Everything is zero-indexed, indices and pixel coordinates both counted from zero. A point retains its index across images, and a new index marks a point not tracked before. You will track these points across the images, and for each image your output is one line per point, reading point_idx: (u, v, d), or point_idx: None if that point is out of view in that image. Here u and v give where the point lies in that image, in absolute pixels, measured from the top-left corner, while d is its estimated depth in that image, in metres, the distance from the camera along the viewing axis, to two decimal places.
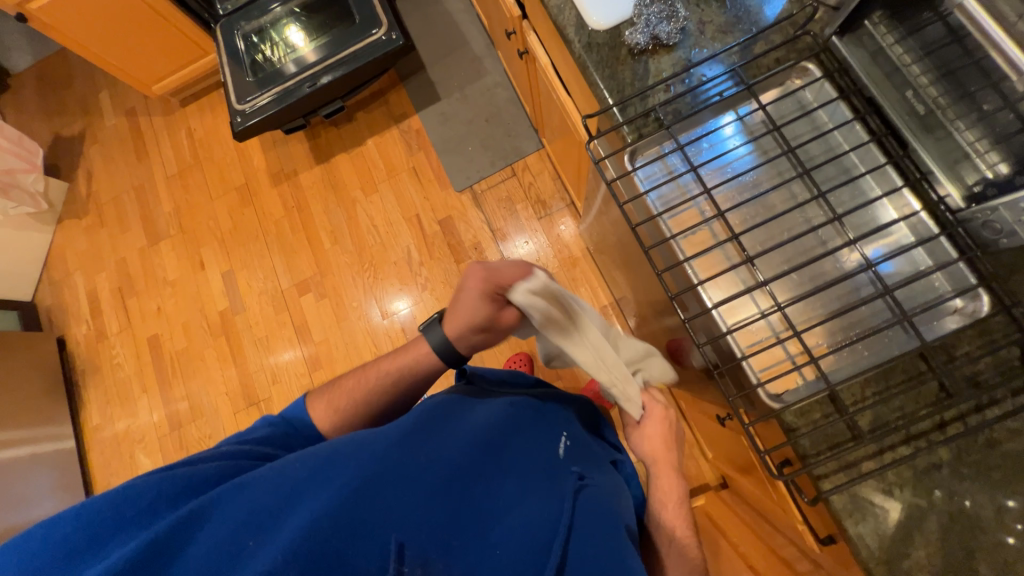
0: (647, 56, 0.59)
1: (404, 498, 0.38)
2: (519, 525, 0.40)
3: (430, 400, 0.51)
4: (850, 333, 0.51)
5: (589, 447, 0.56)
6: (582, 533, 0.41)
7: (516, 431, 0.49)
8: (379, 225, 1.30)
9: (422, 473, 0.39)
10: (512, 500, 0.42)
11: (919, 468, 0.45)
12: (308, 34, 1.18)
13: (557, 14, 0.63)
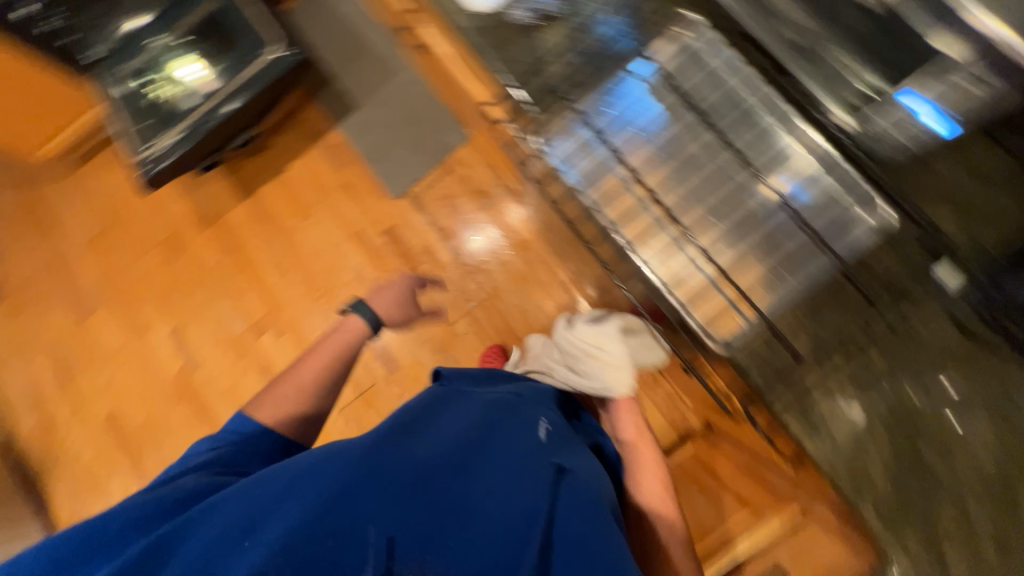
0: (537, 31, 0.70)
1: (385, 493, 0.38)
2: (501, 527, 0.40)
3: (400, 405, 0.52)
4: (775, 265, 0.63)
5: (566, 432, 0.60)
6: (564, 518, 0.44)
7: (493, 429, 0.51)
8: (323, 250, 1.37)
9: (399, 469, 0.40)
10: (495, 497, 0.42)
11: (858, 376, 0.60)
12: (202, 64, 1.19)
13: (443, 4, 0.70)
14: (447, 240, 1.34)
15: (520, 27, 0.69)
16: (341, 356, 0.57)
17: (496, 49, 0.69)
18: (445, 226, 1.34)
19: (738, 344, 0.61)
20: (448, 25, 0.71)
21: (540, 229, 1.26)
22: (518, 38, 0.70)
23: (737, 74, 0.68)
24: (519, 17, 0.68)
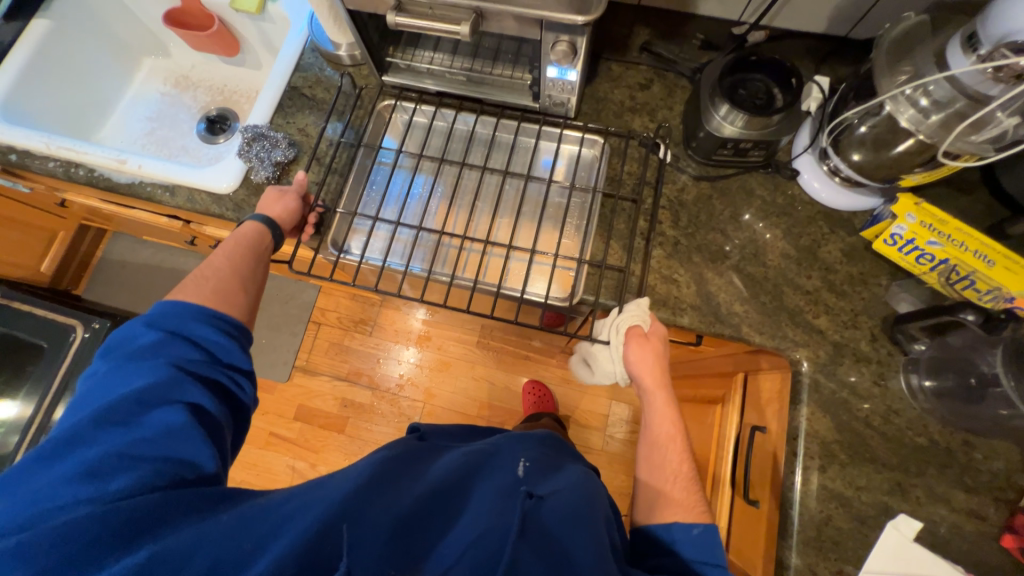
0: (284, 177, 0.77)
1: (365, 530, 0.40)
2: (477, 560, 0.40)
3: (394, 449, 0.54)
4: (567, 220, 0.79)
5: (550, 456, 0.57)
6: (539, 533, 0.43)
7: (480, 468, 0.51)
8: (246, 477, 1.26)
9: (378, 514, 0.42)
10: (473, 531, 0.42)
11: (674, 248, 0.71)
12: (16, 396, 1.05)
13: (198, 206, 0.77)
14: (357, 382, 1.33)
15: (271, 182, 0.76)
16: (241, 257, 0.61)
17: None
18: (348, 372, 1.34)
19: (586, 291, 0.70)
20: (218, 218, 0.78)
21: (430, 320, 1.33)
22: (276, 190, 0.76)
23: (450, 118, 0.83)
24: (263, 177, 0.76)
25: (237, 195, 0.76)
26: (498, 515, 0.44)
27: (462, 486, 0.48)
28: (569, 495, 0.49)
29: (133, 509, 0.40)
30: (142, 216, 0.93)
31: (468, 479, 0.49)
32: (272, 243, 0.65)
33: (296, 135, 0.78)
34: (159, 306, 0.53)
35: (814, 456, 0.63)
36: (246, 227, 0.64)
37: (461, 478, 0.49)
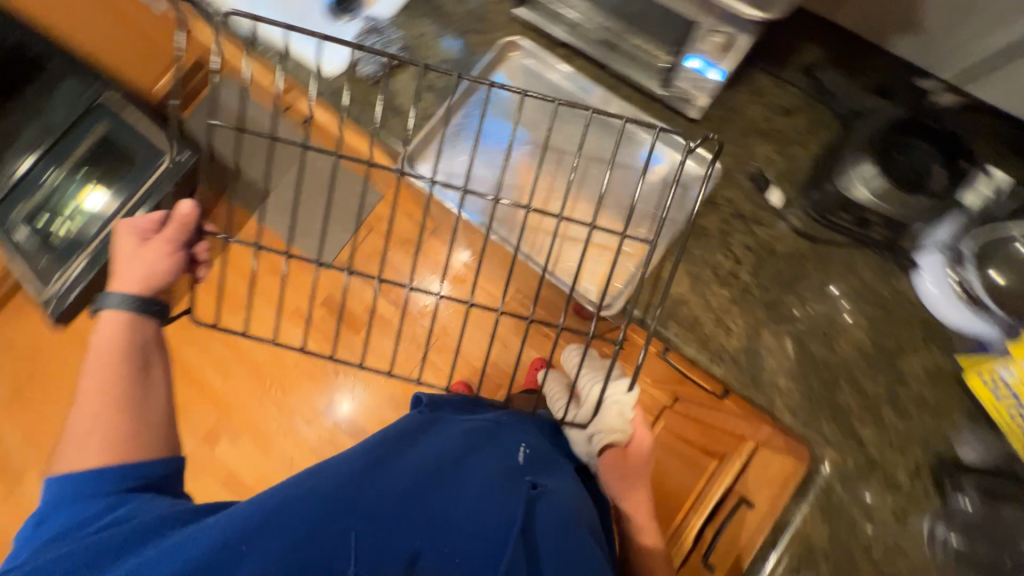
0: (386, 78, 0.76)
1: (363, 520, 0.41)
2: (479, 553, 0.43)
3: (387, 427, 0.56)
4: (642, 227, 0.75)
5: (544, 451, 0.61)
6: (539, 532, 0.46)
7: (474, 451, 0.54)
8: None
9: (376, 502, 0.43)
10: (472, 521, 0.45)
11: (741, 295, 0.66)
12: None
13: (299, 76, 0.78)
14: (386, 295, 1.36)
15: (372, 79, 0.76)
16: (121, 372, 0.51)
17: (353, 105, 0.75)
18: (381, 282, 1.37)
19: (632, 301, 0.67)
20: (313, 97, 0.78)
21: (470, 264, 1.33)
22: (373, 88, 0.76)
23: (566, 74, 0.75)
24: (366, 72, 0.76)
25: (337, 81, 0.77)
26: (499, 506, 0.47)
27: (455, 469, 0.50)
28: (561, 500, 0.52)
29: (117, 540, 0.40)
30: (244, 66, 0.95)
31: (462, 464, 0.52)
32: (156, 323, 0.56)
33: (410, 39, 0.76)
34: (53, 486, 0.46)
35: (795, 555, 0.60)
36: (109, 321, 0.53)
37: (451, 464, 0.51)
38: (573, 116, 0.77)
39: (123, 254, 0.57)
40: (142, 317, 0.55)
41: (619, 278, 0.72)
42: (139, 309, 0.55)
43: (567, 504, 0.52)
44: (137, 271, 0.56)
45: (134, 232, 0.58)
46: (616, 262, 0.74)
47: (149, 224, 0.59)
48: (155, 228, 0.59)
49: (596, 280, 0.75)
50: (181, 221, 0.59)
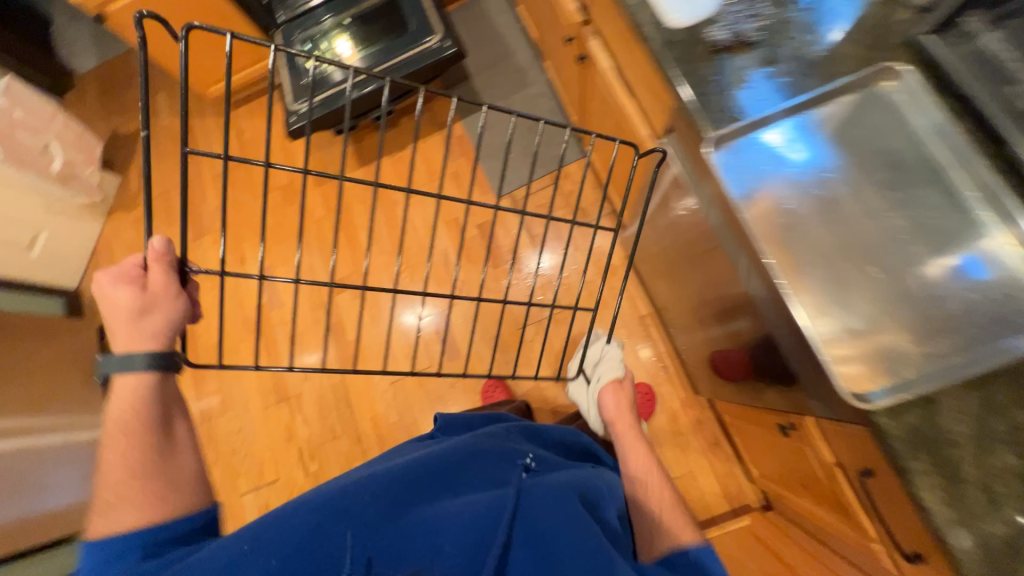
0: (727, 52, 0.71)
1: (389, 509, 0.64)
2: (478, 526, 0.63)
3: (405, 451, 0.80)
4: (925, 332, 0.67)
5: (549, 461, 0.81)
6: (528, 517, 0.64)
7: (477, 458, 0.73)
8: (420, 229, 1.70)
9: (401, 491, 0.66)
10: (465, 513, 0.63)
11: (1000, 473, 0.56)
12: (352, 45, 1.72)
13: (638, 12, 0.75)
14: None
15: (720, 48, 0.71)
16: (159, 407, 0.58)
17: (685, 65, 0.72)
18: None
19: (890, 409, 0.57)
20: (641, 40, 0.77)
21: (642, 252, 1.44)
22: (709, 56, 0.72)
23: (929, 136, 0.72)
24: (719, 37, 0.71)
25: (679, 34, 0.73)
26: (489, 499, 0.65)
27: (452, 482, 0.69)
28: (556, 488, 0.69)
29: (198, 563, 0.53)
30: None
31: (460, 477, 0.70)
32: (164, 373, 0.58)
33: (772, 23, 0.71)
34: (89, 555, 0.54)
35: None
36: (122, 388, 0.56)
37: (449, 479, 0.69)
38: (904, 187, 0.74)
39: (116, 312, 0.55)
40: (153, 378, 0.57)
41: (874, 378, 0.66)
42: (140, 372, 0.56)
43: (562, 490, 0.68)
44: (129, 319, 0.55)
45: (128, 291, 0.55)
46: (878, 350, 0.68)
47: (140, 303, 0.55)
48: (144, 311, 0.56)
49: (852, 363, 0.68)
50: (164, 265, 0.57)
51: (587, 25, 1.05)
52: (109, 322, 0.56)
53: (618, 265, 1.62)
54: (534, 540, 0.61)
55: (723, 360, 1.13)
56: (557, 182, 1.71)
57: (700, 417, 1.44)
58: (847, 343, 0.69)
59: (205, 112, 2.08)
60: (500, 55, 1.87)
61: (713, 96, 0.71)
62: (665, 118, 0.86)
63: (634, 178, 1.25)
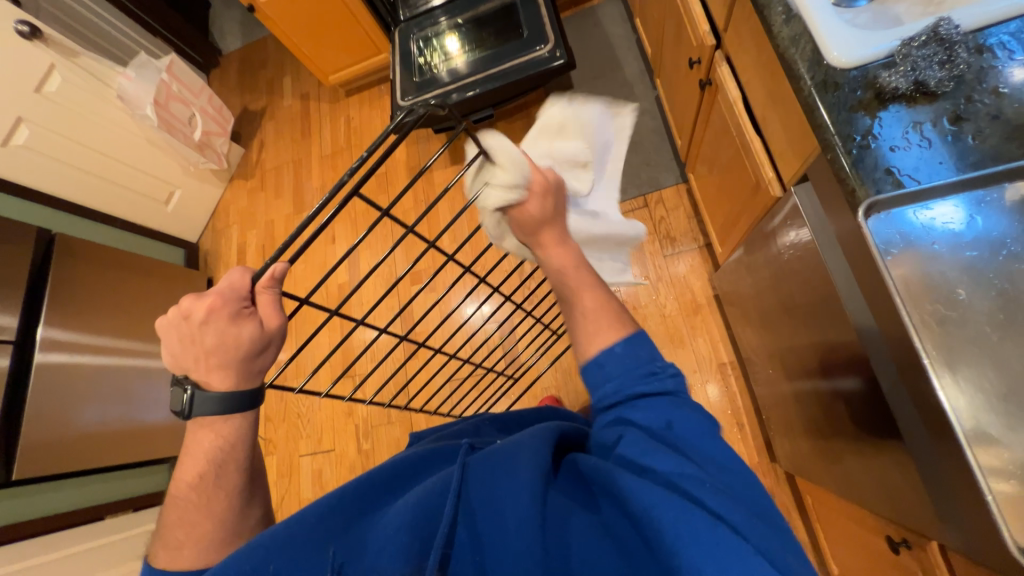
0: (902, 101, 0.60)
1: (351, 498, 0.58)
2: (427, 516, 0.55)
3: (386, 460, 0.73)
4: None
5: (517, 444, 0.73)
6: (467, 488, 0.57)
7: (433, 457, 0.66)
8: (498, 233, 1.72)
9: (358, 484, 0.59)
10: (411, 503, 0.56)
11: None
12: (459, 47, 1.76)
13: (790, 46, 0.68)
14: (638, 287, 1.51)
15: (893, 96, 0.60)
16: (234, 454, 0.58)
17: (846, 111, 0.62)
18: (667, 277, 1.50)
19: None
20: (791, 78, 0.69)
21: (732, 294, 1.34)
22: (878, 104, 0.61)
23: None
24: (894, 84, 0.60)
25: (843, 75, 0.63)
26: (435, 483, 0.58)
27: (409, 485, 0.62)
28: (507, 449, 0.58)
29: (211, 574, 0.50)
30: (714, 7, 0.94)
31: (415, 472, 0.64)
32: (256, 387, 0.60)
33: (966, 72, 0.59)
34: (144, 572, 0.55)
35: None
36: (218, 382, 0.57)
37: (404, 474, 0.63)
38: None
39: (229, 346, 0.56)
40: (238, 419, 0.59)
41: None
42: (239, 409, 0.58)
43: (505, 445, 0.59)
44: (245, 354, 0.57)
45: (249, 331, 0.56)
46: None
47: (259, 342, 0.57)
48: (261, 350, 0.58)
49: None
50: (270, 287, 0.57)
51: (719, 50, 0.98)
52: (211, 356, 0.56)
53: (703, 303, 1.51)
54: (480, 519, 0.54)
55: (820, 434, 1.01)
56: (648, 206, 1.63)
57: (773, 486, 1.30)
58: (1021, 474, 0.50)
59: (322, 98, 2.26)
60: (608, 68, 1.82)
61: (876, 153, 0.59)
62: (801, 166, 0.76)
63: (738, 216, 1.15)
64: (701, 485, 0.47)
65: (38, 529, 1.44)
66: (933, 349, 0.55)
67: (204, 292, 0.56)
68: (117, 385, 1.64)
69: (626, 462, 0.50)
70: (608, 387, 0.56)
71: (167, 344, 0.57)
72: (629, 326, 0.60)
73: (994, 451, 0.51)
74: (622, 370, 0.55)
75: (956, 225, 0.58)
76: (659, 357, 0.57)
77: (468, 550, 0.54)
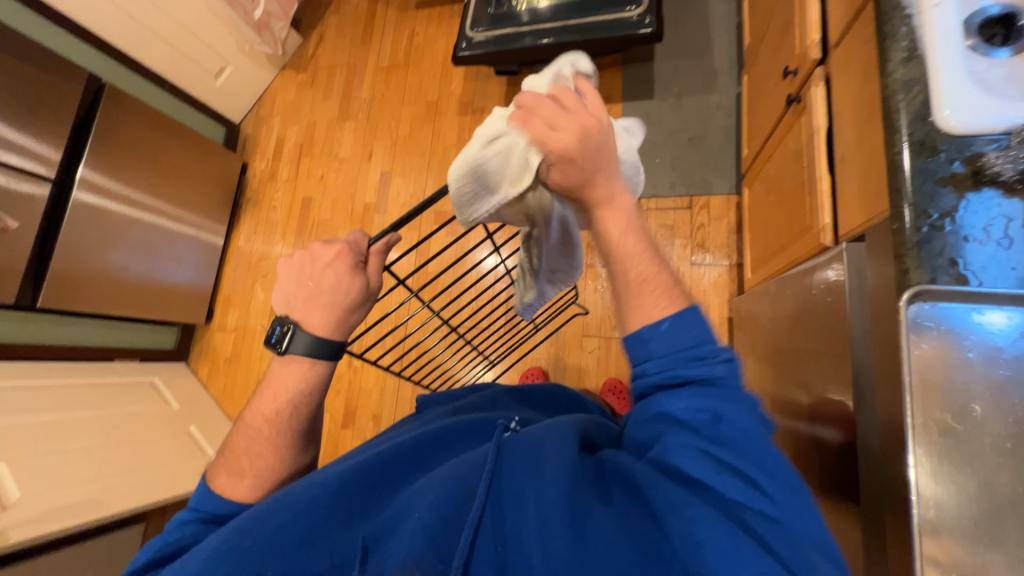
0: (999, 189, 0.54)
1: (377, 468, 0.57)
2: (455, 501, 0.52)
3: (407, 424, 0.72)
4: None
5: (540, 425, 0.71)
6: (506, 478, 0.53)
7: (457, 432, 0.62)
8: None
9: (387, 455, 0.58)
10: (439, 483, 0.54)
11: None
12: None
13: (900, 90, 0.60)
14: None
15: (991, 180, 0.54)
16: (309, 401, 0.60)
17: (933, 182, 0.56)
18: (687, 288, 1.51)
19: None
20: (886, 126, 0.62)
21: (746, 322, 1.31)
22: (969, 186, 0.55)
23: None
24: (998, 167, 0.54)
25: (946, 141, 0.56)
26: (463, 465, 0.55)
27: (430, 455, 0.60)
28: (541, 433, 0.56)
29: (241, 529, 0.51)
30: (836, 17, 0.83)
31: (428, 447, 0.60)
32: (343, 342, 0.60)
33: None
34: (202, 491, 0.58)
35: None
36: (318, 325, 0.58)
37: (425, 450, 0.60)
38: None
39: (336, 291, 0.58)
40: (321, 366, 0.60)
41: None
42: (325, 358, 0.59)
43: (540, 436, 0.55)
44: (348, 305, 0.58)
45: (356, 280, 0.58)
46: None
47: (360, 294, 0.59)
48: (359, 304, 0.59)
49: None
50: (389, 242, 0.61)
51: (821, 67, 0.88)
52: (318, 297, 0.58)
53: (713, 321, 1.47)
54: (508, 509, 0.51)
55: None
56: (691, 209, 1.55)
57: None
58: None
59: (390, 4, 2.14)
60: (695, 48, 1.67)
61: (948, 238, 0.54)
62: (863, 224, 0.70)
63: (779, 248, 1.09)
64: (766, 517, 0.42)
65: (51, 356, 1.56)
66: (923, 455, 0.53)
67: (328, 242, 0.60)
68: (143, 242, 1.71)
69: (667, 467, 0.46)
70: (648, 366, 0.49)
71: (283, 284, 0.60)
72: (681, 303, 0.51)
73: (947, 565, 0.51)
74: (667, 349, 0.48)
75: (1004, 334, 0.54)
76: (710, 341, 0.49)
77: (489, 543, 0.50)
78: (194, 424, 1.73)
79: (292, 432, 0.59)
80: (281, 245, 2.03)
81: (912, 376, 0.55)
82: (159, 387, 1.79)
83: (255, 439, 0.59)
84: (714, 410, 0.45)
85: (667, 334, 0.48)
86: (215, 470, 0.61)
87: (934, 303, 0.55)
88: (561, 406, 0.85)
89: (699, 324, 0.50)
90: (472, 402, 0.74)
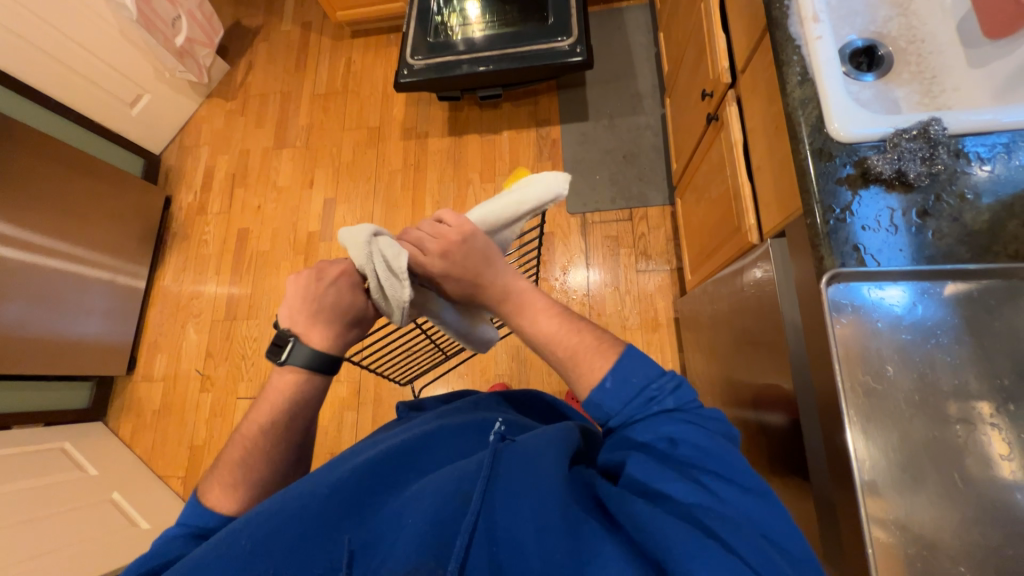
0: (884, 185, 0.65)
1: (365, 479, 0.54)
2: (450, 508, 0.50)
3: (388, 433, 0.70)
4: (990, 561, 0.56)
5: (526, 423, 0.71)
6: (502, 485, 0.51)
7: (445, 439, 0.61)
8: None
9: (374, 467, 0.55)
10: (430, 490, 0.52)
11: None
12: (481, 12, 1.68)
13: (799, 107, 0.71)
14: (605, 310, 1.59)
15: (876, 179, 0.65)
16: (303, 411, 0.62)
17: (833, 182, 0.66)
18: (635, 293, 1.60)
19: None
20: (791, 138, 0.72)
21: (690, 320, 1.42)
22: (860, 184, 0.66)
23: None
24: (880, 168, 0.65)
25: (839, 147, 0.67)
26: (459, 472, 0.54)
27: (421, 462, 0.58)
28: (536, 444, 0.56)
29: (221, 547, 0.48)
30: (741, 47, 0.95)
31: (414, 454, 0.58)
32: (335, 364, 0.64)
33: (940, 172, 0.64)
34: (192, 507, 0.56)
35: None
36: (317, 341, 0.62)
37: (414, 458, 0.58)
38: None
39: (337, 312, 0.63)
40: (315, 380, 0.63)
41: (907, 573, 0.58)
42: (320, 372, 0.62)
43: (532, 447, 0.56)
44: (345, 325, 0.63)
45: (359, 300, 0.64)
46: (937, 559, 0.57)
47: (359, 314, 0.64)
48: (356, 323, 0.64)
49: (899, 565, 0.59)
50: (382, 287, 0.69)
51: (732, 89, 1.01)
52: (320, 315, 0.62)
53: (662, 322, 1.57)
54: (502, 509, 0.50)
55: None
56: (632, 220, 1.66)
57: None
58: (899, 532, 0.58)
59: (324, 32, 2.13)
60: (621, 75, 1.82)
61: (849, 229, 0.64)
62: (783, 221, 0.80)
63: (713, 249, 1.21)
64: (716, 514, 0.45)
65: None
66: (855, 415, 0.61)
67: (336, 260, 0.64)
68: (48, 292, 1.52)
69: (638, 484, 0.49)
70: (612, 420, 0.54)
71: (289, 296, 0.64)
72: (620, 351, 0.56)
73: (885, 513, 0.59)
74: (619, 404, 0.53)
75: (900, 306, 0.64)
76: (659, 377, 0.54)
77: (482, 550, 0.48)
78: (119, 489, 1.53)
79: (286, 444, 0.60)
80: (215, 281, 1.89)
81: (844, 344, 0.64)
82: (72, 452, 1.57)
83: (240, 459, 0.59)
84: (671, 434, 0.50)
85: (614, 393, 0.53)
86: (204, 486, 0.59)
87: (841, 269, 0.63)
88: (539, 408, 0.86)
89: (644, 365, 0.54)
90: (453, 407, 0.73)
